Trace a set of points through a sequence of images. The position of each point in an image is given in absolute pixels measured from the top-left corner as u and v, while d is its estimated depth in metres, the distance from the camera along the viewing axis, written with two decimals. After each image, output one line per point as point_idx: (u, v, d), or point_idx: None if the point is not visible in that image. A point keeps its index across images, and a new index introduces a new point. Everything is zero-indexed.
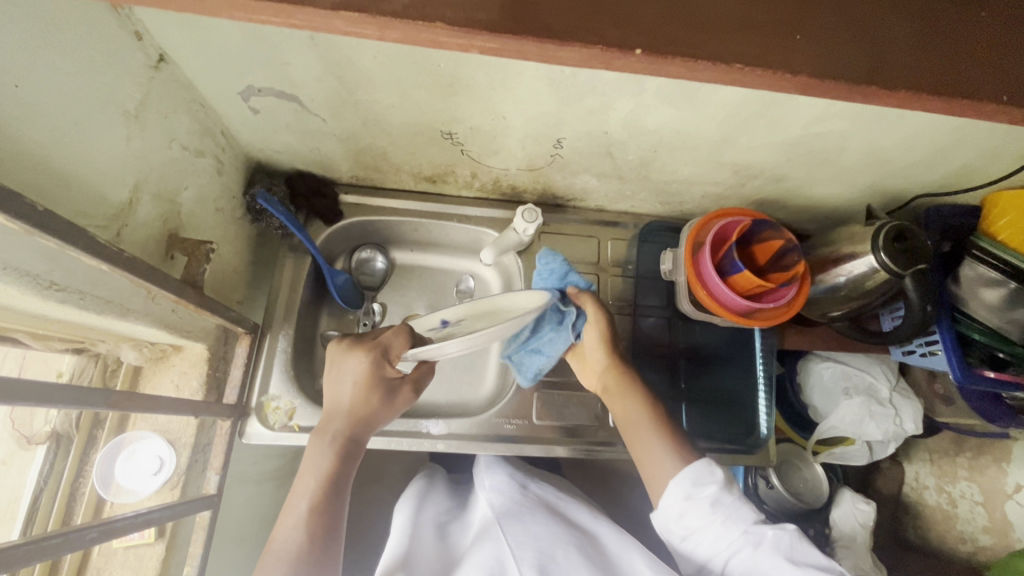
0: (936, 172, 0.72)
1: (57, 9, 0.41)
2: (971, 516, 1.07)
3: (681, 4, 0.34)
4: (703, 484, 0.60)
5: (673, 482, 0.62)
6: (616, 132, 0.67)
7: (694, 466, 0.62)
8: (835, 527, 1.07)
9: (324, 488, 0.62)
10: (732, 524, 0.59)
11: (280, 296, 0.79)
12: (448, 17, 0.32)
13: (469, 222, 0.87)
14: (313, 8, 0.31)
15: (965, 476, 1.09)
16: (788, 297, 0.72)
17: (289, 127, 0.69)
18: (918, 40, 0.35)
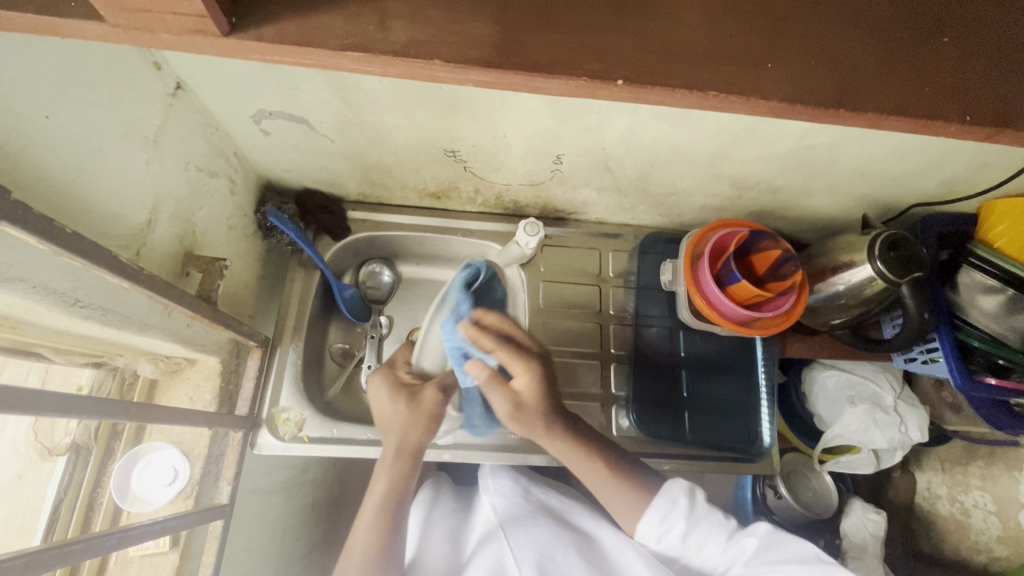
0: (929, 182, 0.73)
1: (82, 44, 0.44)
2: (985, 525, 1.05)
3: (660, 37, 0.37)
4: (670, 521, 0.66)
5: (643, 526, 0.67)
6: (613, 148, 0.69)
7: (658, 498, 0.67)
8: (846, 537, 1.07)
9: (384, 506, 0.68)
10: (710, 548, 0.65)
11: (290, 310, 0.81)
12: (446, 53, 0.35)
13: (473, 236, 0.89)
14: (322, 49, 0.34)
15: (978, 485, 1.07)
16: (786, 306, 0.73)
17: (298, 148, 0.72)
18: (881, 68, 0.38)
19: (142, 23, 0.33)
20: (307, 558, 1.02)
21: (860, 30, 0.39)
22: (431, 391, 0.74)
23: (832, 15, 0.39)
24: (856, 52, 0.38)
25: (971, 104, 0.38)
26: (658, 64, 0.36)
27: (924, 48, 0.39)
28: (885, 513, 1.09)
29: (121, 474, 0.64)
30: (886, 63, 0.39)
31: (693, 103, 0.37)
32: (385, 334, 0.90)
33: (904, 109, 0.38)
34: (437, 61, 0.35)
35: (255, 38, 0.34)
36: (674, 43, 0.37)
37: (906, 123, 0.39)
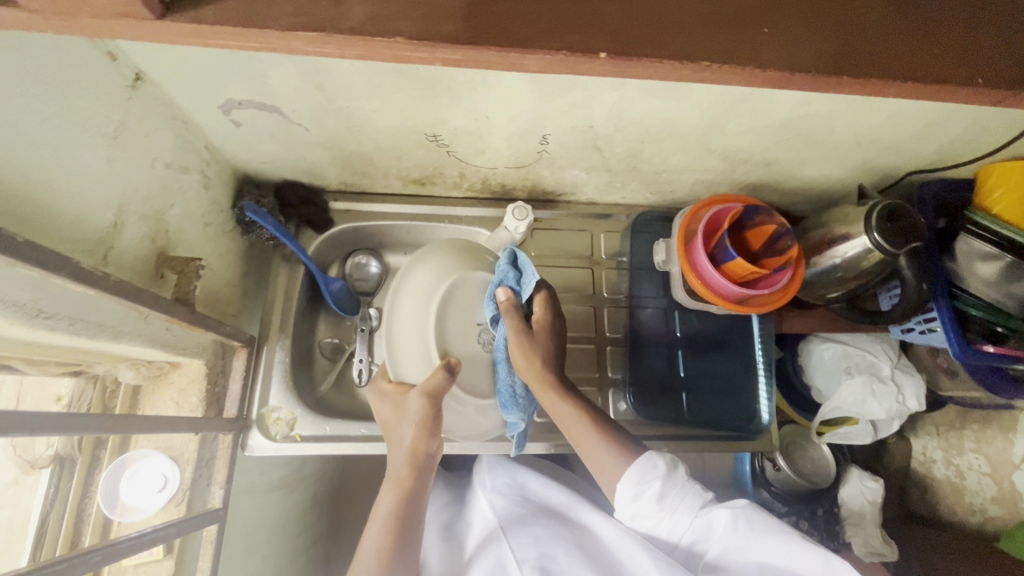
0: (926, 149, 0.71)
1: (20, 32, 0.40)
2: (979, 487, 1.07)
3: (641, 5, 0.34)
4: (647, 481, 0.60)
5: (621, 486, 0.61)
6: (601, 126, 0.66)
7: (638, 462, 0.61)
8: (843, 505, 1.09)
9: (390, 530, 0.64)
10: (682, 513, 0.61)
11: (275, 307, 0.78)
12: (407, 31, 0.32)
13: (459, 223, 0.86)
14: (275, 28, 0.32)
15: (971, 447, 1.09)
16: (782, 282, 0.72)
17: (273, 138, 0.69)
18: (878, 27, 0.36)
19: (66, 4, 0.30)
20: (310, 551, 1.02)
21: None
22: (416, 401, 0.60)
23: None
24: (857, 14, 0.36)
25: (978, 64, 0.36)
26: (647, 33, 0.33)
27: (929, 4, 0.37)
28: (883, 480, 1.11)
29: (108, 483, 0.62)
30: (889, 26, 0.36)
31: (680, 77, 0.35)
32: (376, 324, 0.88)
33: (905, 71, 0.36)
34: (402, 38, 0.32)
35: (202, 19, 0.31)
36: (665, 12, 0.34)
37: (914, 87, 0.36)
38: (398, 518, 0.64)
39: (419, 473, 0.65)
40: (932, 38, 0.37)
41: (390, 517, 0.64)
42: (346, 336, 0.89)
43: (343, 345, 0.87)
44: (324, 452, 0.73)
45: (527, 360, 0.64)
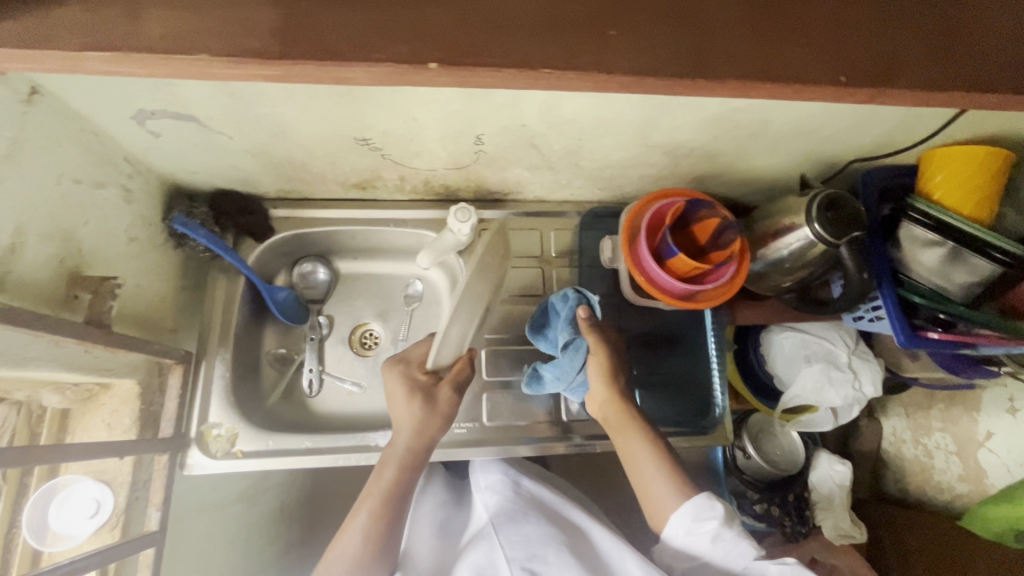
0: (866, 137, 0.71)
1: None
2: (946, 466, 1.09)
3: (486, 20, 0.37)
4: (704, 519, 0.62)
5: (674, 519, 0.64)
6: (534, 124, 0.65)
7: (693, 500, 0.64)
8: (813, 489, 1.11)
9: (378, 510, 0.66)
10: (734, 558, 0.62)
11: (214, 320, 0.76)
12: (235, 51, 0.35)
13: (405, 226, 0.84)
14: None
15: (938, 427, 1.10)
16: (726, 276, 0.72)
17: (197, 148, 0.66)
18: None
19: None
20: None
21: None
22: (446, 392, 0.74)
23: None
24: None
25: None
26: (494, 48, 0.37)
27: None
28: (849, 462, 1.12)
29: (35, 512, 0.59)
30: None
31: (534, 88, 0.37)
32: (327, 333, 0.88)
33: None
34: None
35: None
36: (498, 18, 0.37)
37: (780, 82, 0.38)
38: (386, 496, 0.67)
39: (416, 460, 0.70)
40: None
41: (382, 497, 0.67)
42: (296, 346, 0.87)
43: (291, 355, 0.85)
44: (268, 467, 0.72)
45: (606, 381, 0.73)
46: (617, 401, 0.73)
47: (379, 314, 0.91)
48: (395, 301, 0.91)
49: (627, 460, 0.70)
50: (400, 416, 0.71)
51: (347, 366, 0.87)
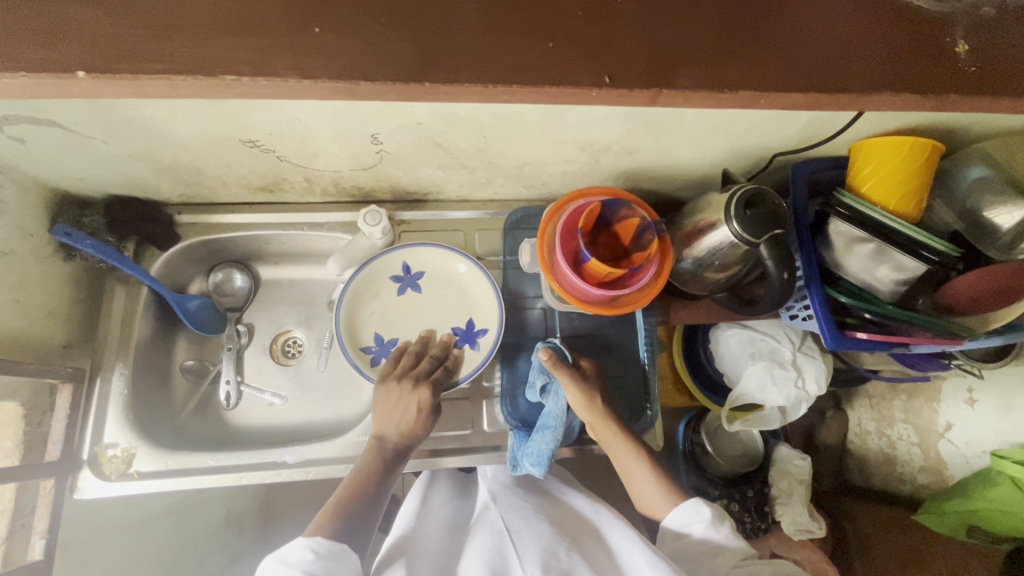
0: (788, 129, 0.67)
1: None
2: (909, 456, 1.06)
3: (240, 27, 0.38)
4: (691, 523, 0.66)
5: (667, 525, 0.67)
6: (429, 123, 0.61)
7: (682, 506, 0.67)
8: (773, 484, 1.09)
9: (359, 480, 0.66)
10: (724, 561, 0.63)
11: (111, 335, 0.73)
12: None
13: (321, 229, 0.80)
14: None
15: (901, 418, 1.07)
16: (645, 281, 0.68)
17: (73, 155, 0.62)
18: None
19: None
20: None
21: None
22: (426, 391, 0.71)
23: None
24: None
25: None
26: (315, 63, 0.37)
27: None
28: (809, 458, 1.11)
29: None
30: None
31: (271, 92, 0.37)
32: (246, 343, 0.84)
33: None
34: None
35: None
36: (337, 45, 0.38)
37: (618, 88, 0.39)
38: (370, 471, 0.67)
39: (396, 450, 0.69)
40: None
41: (364, 471, 0.67)
42: (211, 357, 0.83)
43: (206, 366, 0.82)
44: (166, 488, 0.69)
45: (588, 409, 0.72)
46: (607, 419, 0.73)
47: (304, 320, 0.87)
48: (319, 307, 0.87)
49: (620, 468, 0.73)
50: (391, 412, 0.70)
51: (267, 375, 0.83)
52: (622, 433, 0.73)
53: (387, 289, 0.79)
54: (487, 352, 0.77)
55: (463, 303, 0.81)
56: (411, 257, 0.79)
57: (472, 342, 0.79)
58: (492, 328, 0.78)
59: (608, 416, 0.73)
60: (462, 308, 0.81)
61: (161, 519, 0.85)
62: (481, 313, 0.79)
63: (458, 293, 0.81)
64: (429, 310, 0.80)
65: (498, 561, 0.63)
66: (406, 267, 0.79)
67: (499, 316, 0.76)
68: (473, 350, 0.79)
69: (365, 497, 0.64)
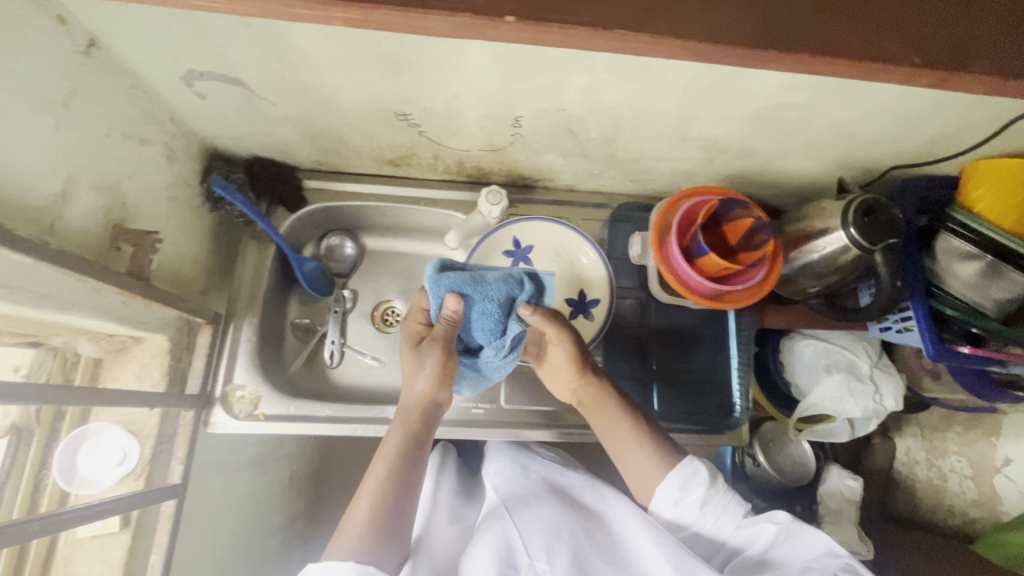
0: (907, 144, 0.70)
1: None
2: (960, 489, 1.07)
3: None
4: (691, 487, 0.64)
5: (661, 489, 0.65)
6: (574, 109, 0.65)
7: (680, 468, 0.65)
8: (822, 503, 1.09)
9: (395, 461, 0.62)
10: (724, 521, 0.64)
11: (244, 285, 0.78)
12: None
13: (435, 206, 0.85)
14: None
15: (955, 450, 1.08)
16: (756, 278, 0.71)
17: (240, 113, 0.67)
18: None
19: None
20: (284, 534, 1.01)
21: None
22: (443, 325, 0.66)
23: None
24: None
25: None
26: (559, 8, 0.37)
27: None
28: (861, 478, 1.10)
29: (65, 454, 0.62)
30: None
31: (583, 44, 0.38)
32: (350, 308, 0.87)
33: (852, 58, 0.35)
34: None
35: None
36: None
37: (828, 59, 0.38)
38: (405, 450, 0.64)
39: (427, 419, 0.67)
40: None
41: (396, 453, 0.63)
42: (318, 317, 0.88)
43: (314, 325, 0.86)
44: (287, 431, 0.73)
45: (572, 366, 0.74)
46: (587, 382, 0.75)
47: (403, 292, 0.91)
48: (419, 281, 0.91)
49: (608, 435, 0.71)
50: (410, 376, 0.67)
51: (368, 340, 0.87)
52: (607, 394, 0.73)
53: (500, 264, 0.83)
54: (602, 322, 0.81)
55: (573, 275, 0.84)
56: (520, 233, 0.83)
57: (585, 313, 0.82)
58: (606, 297, 0.81)
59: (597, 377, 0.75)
60: (573, 282, 0.84)
61: None
62: (591, 284, 0.82)
63: (567, 265, 0.84)
64: None
65: (506, 545, 0.61)
66: (518, 242, 0.83)
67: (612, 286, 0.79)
68: (586, 320, 0.82)
69: (406, 474, 0.62)
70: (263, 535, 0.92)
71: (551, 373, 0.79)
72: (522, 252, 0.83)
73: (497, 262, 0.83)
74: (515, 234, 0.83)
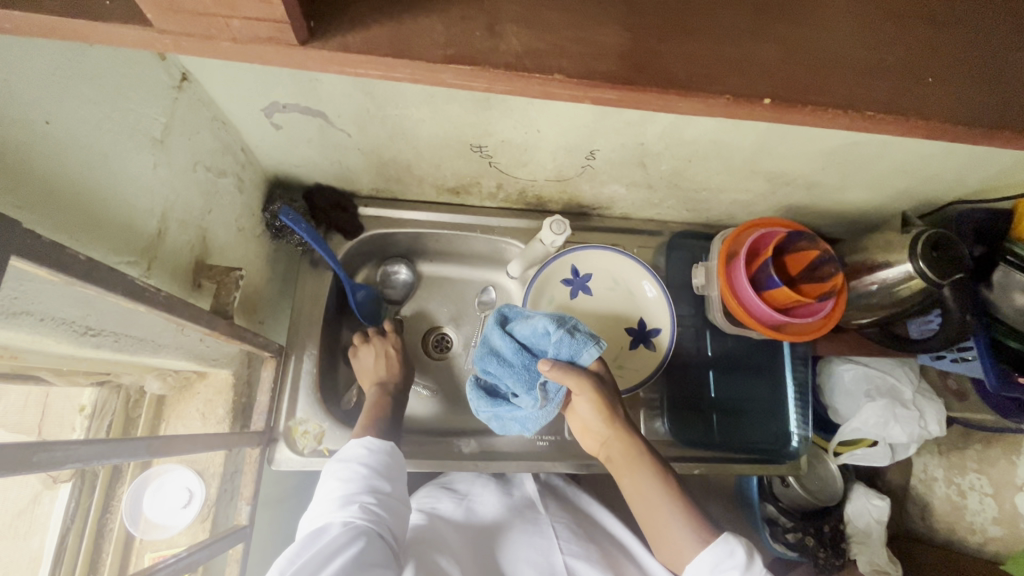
0: (970, 179, 0.71)
1: (91, 52, 0.38)
2: (979, 507, 0.99)
3: (801, 46, 0.35)
4: (722, 570, 0.52)
5: (691, 568, 0.54)
6: (651, 143, 0.65)
7: (714, 547, 0.54)
8: (849, 523, 1.05)
9: (370, 424, 0.67)
10: None
11: (303, 316, 0.76)
12: (568, 68, 0.32)
13: (492, 233, 0.84)
14: (420, 61, 0.31)
15: (974, 467, 1.01)
16: (824, 310, 0.72)
17: (311, 143, 0.66)
18: (976, 78, 0.36)
19: (201, 29, 0.30)
20: None
21: (942, 34, 0.36)
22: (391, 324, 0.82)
23: (920, 13, 0.37)
24: (954, 52, 0.36)
25: (1001, 106, 0.36)
26: (808, 80, 0.34)
27: (1005, 54, 0.37)
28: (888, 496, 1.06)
29: (132, 499, 0.59)
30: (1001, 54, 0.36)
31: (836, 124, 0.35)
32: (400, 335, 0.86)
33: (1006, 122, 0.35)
34: (556, 75, 0.32)
35: (342, 49, 0.31)
36: (825, 59, 0.34)
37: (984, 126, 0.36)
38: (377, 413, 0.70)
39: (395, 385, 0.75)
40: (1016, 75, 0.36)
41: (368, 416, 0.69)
42: None
43: None
44: None
45: (605, 420, 0.64)
46: (618, 438, 0.64)
47: (453, 318, 0.89)
48: (469, 307, 0.89)
49: (635, 498, 0.61)
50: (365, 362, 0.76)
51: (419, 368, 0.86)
52: (638, 453, 0.63)
53: (559, 293, 0.82)
54: (664, 351, 0.81)
55: (631, 304, 0.84)
56: (580, 261, 0.82)
57: (646, 341, 0.82)
58: (667, 326, 0.81)
59: (627, 434, 0.64)
60: (631, 310, 0.84)
61: None
62: (650, 312, 0.82)
63: (624, 294, 0.84)
64: (599, 311, 0.84)
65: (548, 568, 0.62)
66: (576, 271, 0.83)
67: (673, 316, 0.79)
68: (648, 350, 0.82)
69: (388, 428, 0.67)
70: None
71: (577, 422, 0.69)
72: (579, 280, 0.83)
73: (553, 291, 0.82)
74: (570, 263, 0.82)
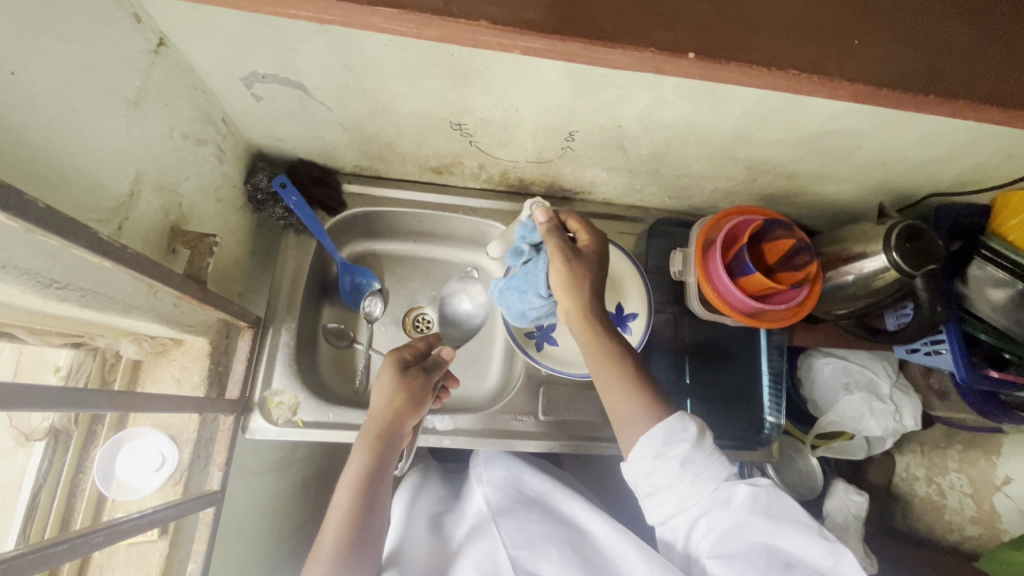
0: (948, 173, 0.71)
1: (65, 10, 0.39)
2: (958, 506, 1.00)
3: (731, 4, 0.35)
4: (675, 442, 0.54)
5: (643, 441, 0.55)
6: (629, 126, 0.65)
7: (668, 422, 0.56)
8: (828, 518, 0.99)
9: (344, 539, 0.58)
10: (702, 484, 0.54)
11: (282, 290, 0.77)
12: (494, 16, 0.33)
13: (474, 214, 0.84)
14: (351, 5, 0.32)
15: (955, 468, 1.00)
16: (799, 298, 0.72)
17: (292, 116, 0.66)
18: (921, 60, 0.37)
19: None
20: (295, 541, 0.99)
21: (897, 13, 0.37)
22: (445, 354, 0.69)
23: None
24: (900, 28, 0.37)
25: (940, 85, 0.37)
26: (732, 37, 0.35)
27: (950, 28, 0.37)
28: (867, 492, 1.01)
29: (105, 461, 0.61)
30: (951, 28, 0.37)
31: (771, 86, 0.36)
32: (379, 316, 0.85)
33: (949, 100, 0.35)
34: (484, 23, 0.33)
35: None
36: (764, 19, 0.35)
37: (927, 103, 0.37)
38: (359, 510, 0.59)
39: (389, 438, 0.63)
40: (958, 55, 0.37)
41: (345, 519, 0.58)
42: (350, 322, 0.86)
43: (347, 331, 0.84)
44: (326, 438, 0.72)
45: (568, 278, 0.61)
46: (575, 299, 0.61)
47: (435, 298, 0.89)
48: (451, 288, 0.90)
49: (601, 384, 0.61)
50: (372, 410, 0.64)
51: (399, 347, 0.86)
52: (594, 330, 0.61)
53: None
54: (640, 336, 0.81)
55: (609, 288, 0.85)
56: None
57: (622, 326, 0.82)
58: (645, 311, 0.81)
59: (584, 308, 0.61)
60: (610, 295, 0.85)
61: (267, 474, 0.86)
62: (628, 297, 0.83)
63: (603, 278, 0.86)
64: None
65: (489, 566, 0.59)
66: None
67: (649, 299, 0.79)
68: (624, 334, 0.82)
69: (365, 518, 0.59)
70: (280, 541, 0.89)
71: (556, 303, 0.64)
72: None
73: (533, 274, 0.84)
74: None
